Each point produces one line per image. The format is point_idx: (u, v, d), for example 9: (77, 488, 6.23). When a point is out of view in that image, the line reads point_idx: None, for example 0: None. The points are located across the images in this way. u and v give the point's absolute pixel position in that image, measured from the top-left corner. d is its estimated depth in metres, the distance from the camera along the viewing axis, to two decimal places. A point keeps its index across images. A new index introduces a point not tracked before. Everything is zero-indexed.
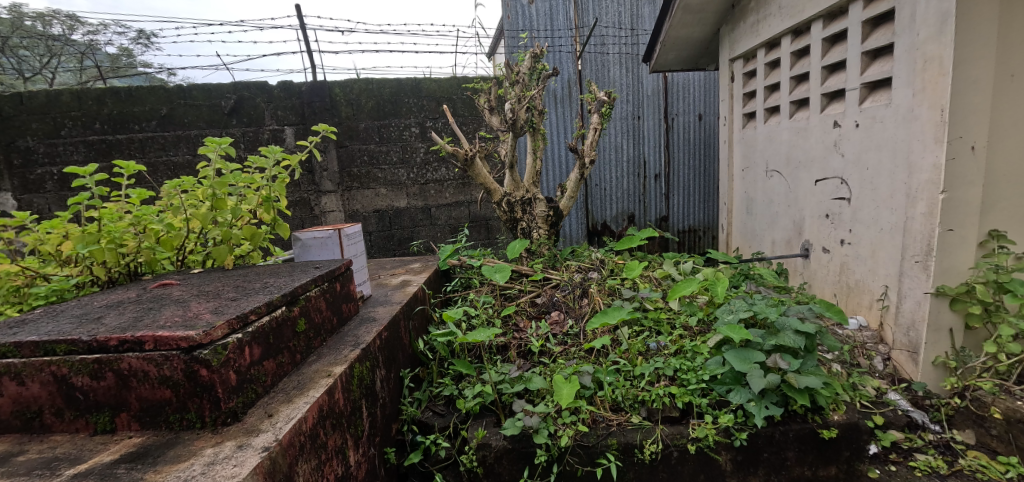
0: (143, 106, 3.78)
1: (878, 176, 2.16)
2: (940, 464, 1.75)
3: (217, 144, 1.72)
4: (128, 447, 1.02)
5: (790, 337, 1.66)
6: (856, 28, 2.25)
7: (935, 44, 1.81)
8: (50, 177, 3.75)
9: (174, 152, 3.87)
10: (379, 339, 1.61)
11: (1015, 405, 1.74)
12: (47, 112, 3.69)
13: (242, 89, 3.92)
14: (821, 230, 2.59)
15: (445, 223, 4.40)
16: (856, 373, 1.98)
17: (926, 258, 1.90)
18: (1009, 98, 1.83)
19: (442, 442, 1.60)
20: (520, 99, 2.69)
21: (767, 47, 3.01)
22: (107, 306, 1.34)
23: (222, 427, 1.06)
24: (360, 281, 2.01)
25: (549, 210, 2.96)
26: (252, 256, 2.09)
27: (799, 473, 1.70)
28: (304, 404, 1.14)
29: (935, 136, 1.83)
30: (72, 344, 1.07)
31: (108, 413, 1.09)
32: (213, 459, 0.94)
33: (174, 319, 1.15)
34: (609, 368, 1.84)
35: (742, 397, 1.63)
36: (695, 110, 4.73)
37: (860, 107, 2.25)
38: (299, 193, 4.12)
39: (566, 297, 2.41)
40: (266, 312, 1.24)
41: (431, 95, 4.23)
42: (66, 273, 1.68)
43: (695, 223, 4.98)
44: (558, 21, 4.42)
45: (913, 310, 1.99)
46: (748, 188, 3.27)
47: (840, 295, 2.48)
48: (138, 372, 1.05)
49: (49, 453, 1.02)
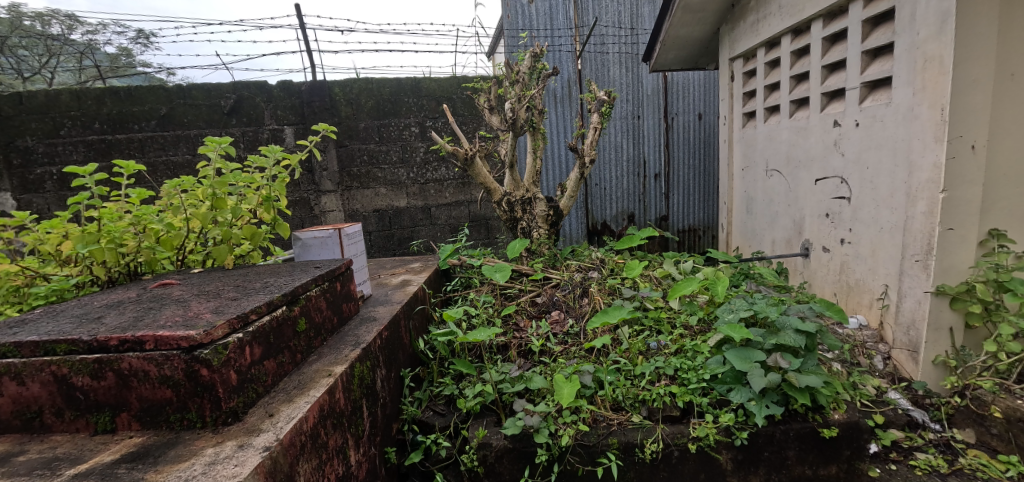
0: (142, 106, 3.77)
1: (878, 175, 2.16)
2: (940, 463, 1.75)
3: (217, 144, 1.71)
4: (128, 447, 1.02)
5: (790, 336, 1.66)
6: (856, 27, 2.25)
7: (935, 43, 1.81)
8: (50, 177, 3.74)
9: (173, 151, 3.87)
10: (379, 339, 1.61)
11: (1015, 404, 1.74)
12: (46, 112, 3.68)
13: (242, 89, 3.91)
14: (821, 230, 2.59)
15: (445, 222, 4.40)
16: (856, 372, 1.98)
17: (927, 257, 1.90)
18: (1009, 98, 1.83)
19: (443, 441, 1.60)
20: (520, 99, 2.68)
21: (767, 47, 3.01)
22: (107, 306, 1.34)
23: (222, 427, 1.06)
24: (360, 281, 2.01)
25: (549, 209, 2.96)
26: (252, 255, 2.09)
27: (800, 472, 1.70)
28: (304, 403, 1.14)
29: (935, 135, 1.83)
30: (72, 344, 1.07)
31: (108, 413, 1.09)
32: (214, 459, 0.94)
33: (174, 319, 1.15)
34: (610, 367, 1.84)
35: (742, 396, 1.63)
36: (695, 109, 4.73)
37: (860, 106, 2.25)
38: (299, 193, 4.11)
39: (567, 296, 2.41)
40: (266, 312, 1.24)
41: (431, 95, 4.23)
42: (66, 273, 1.68)
43: (695, 222, 4.99)
44: (558, 20, 4.42)
45: (913, 309, 1.99)
46: (748, 188, 3.27)
47: (840, 294, 2.48)
48: (138, 372, 1.05)
49: (50, 453, 1.02)
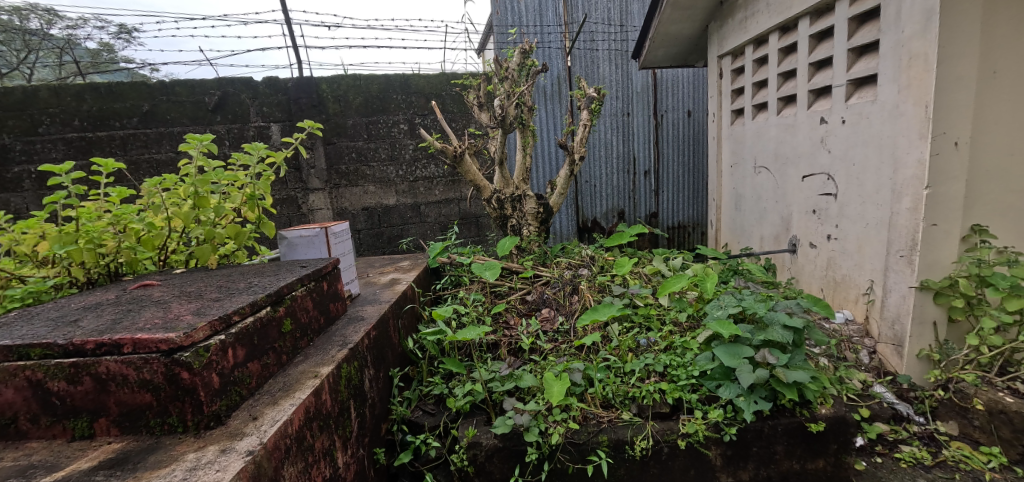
0: (124, 102, 3.70)
1: (864, 172, 2.18)
2: (925, 455, 1.79)
3: (198, 141, 1.67)
4: (107, 453, 1.00)
5: (778, 331, 1.67)
6: (842, 24, 2.26)
7: (919, 41, 1.83)
8: (29, 176, 3.64)
9: (157, 149, 3.80)
10: (367, 339, 1.59)
11: (996, 397, 1.76)
12: (24, 109, 3.57)
13: (227, 85, 3.85)
14: (809, 226, 2.61)
15: (435, 220, 4.38)
16: (843, 366, 2.02)
17: (911, 253, 1.93)
18: (992, 95, 1.85)
19: (433, 441, 1.59)
20: (509, 95, 2.65)
21: (755, 44, 3.01)
22: (84, 309, 1.30)
23: (205, 431, 1.03)
24: (348, 280, 1.99)
25: (539, 206, 2.92)
26: (238, 255, 2.05)
27: (788, 466, 1.71)
28: (289, 406, 1.12)
29: (920, 132, 1.85)
30: (47, 348, 1.04)
31: (86, 419, 1.06)
32: (196, 464, 0.92)
33: (154, 321, 1.12)
34: (600, 365, 1.83)
35: (731, 392, 1.64)
36: (684, 107, 4.75)
37: (846, 104, 2.26)
38: (286, 191, 4.05)
39: (557, 294, 2.40)
40: (250, 313, 1.22)
41: (420, 91, 4.20)
42: (43, 275, 1.63)
43: (684, 219, 5.02)
44: (547, 17, 4.41)
45: (898, 303, 2.02)
46: (737, 184, 3.29)
47: (827, 290, 2.51)
48: (117, 376, 1.02)
49: (25, 461, 0.99)
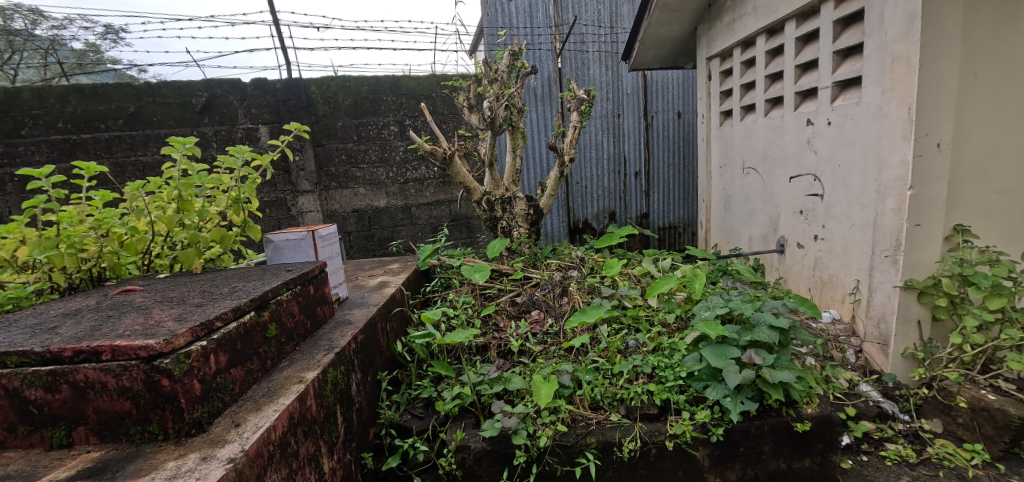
0: (109, 104, 3.66)
1: (850, 172, 2.20)
2: (909, 453, 1.81)
3: (181, 143, 1.65)
4: (85, 462, 0.98)
5: (765, 332, 1.68)
6: (828, 27, 2.29)
7: (902, 44, 1.86)
8: (11, 179, 3.58)
9: (143, 151, 3.76)
10: (354, 343, 1.58)
11: (979, 394, 1.79)
12: (6, 111, 3.51)
13: (215, 86, 3.82)
14: (797, 226, 2.63)
15: (425, 222, 4.37)
16: (830, 365, 2.04)
17: (895, 253, 1.95)
18: (974, 97, 1.88)
19: (420, 445, 1.57)
20: (498, 97, 2.66)
21: (743, 46, 3.04)
22: (64, 315, 1.28)
23: (186, 438, 1.02)
24: (336, 283, 1.98)
25: (529, 208, 2.93)
26: (224, 259, 2.03)
27: (776, 466, 1.72)
28: (272, 412, 1.11)
29: (904, 133, 1.88)
30: (23, 356, 1.02)
31: (64, 428, 1.04)
32: (176, 473, 0.91)
33: (134, 328, 1.10)
34: (589, 366, 1.84)
35: (718, 393, 1.65)
36: (674, 108, 4.78)
37: (832, 105, 2.29)
38: (275, 193, 4.01)
39: (546, 295, 2.40)
40: (233, 318, 1.21)
41: (410, 93, 4.19)
42: (23, 280, 1.61)
43: (675, 220, 5.05)
44: (538, 19, 4.41)
45: (883, 303, 2.04)
46: (726, 185, 3.31)
47: (814, 289, 2.53)
48: (95, 383, 1.01)
49: (1, 471, 0.98)
